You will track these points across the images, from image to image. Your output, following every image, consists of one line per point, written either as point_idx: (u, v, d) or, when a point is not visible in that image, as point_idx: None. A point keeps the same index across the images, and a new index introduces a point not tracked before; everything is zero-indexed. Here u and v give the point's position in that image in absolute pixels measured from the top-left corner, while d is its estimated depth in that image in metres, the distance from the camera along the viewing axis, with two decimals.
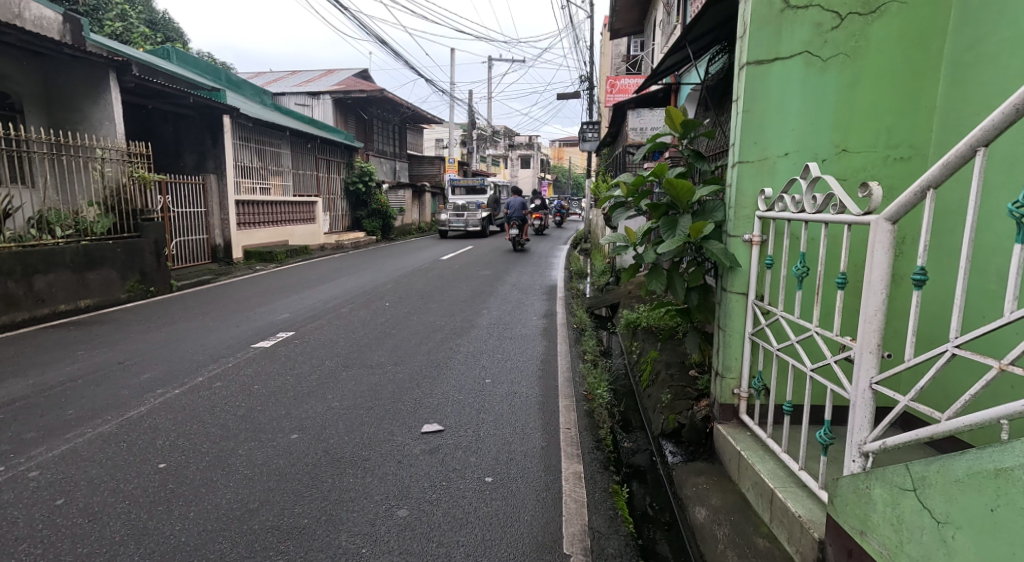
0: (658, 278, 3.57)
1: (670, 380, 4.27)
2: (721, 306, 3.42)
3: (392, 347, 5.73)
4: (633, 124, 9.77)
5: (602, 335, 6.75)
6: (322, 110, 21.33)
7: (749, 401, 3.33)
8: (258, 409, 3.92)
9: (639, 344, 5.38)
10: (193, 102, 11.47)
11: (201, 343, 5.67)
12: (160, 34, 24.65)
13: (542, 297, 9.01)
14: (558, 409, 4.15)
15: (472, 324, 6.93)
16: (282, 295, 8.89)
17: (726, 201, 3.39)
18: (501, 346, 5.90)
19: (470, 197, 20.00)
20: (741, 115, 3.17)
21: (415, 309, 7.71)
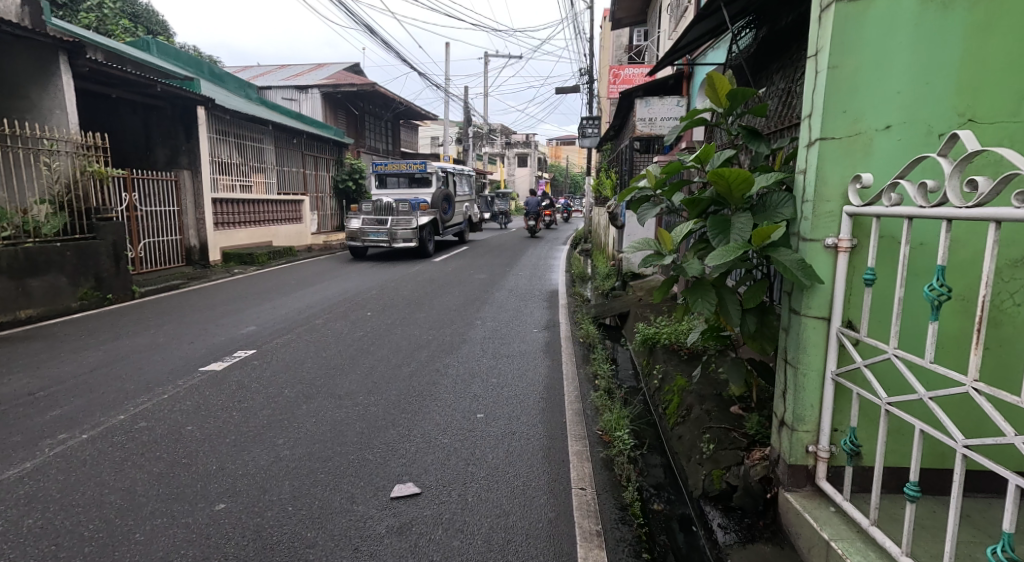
0: (704, 297, 2.66)
1: (707, 420, 3.46)
2: (788, 334, 2.57)
3: (369, 370, 4.87)
4: (641, 114, 8.94)
5: (613, 351, 5.90)
6: (310, 106, 20.45)
7: (830, 463, 2.48)
8: (181, 463, 3.04)
9: (661, 366, 4.58)
10: (161, 92, 10.56)
11: (142, 365, 4.78)
12: (142, 28, 23.78)
13: (543, 307, 8.03)
14: (568, 461, 3.29)
15: (463, 339, 6.04)
16: (256, 302, 8.02)
17: (797, 194, 2.53)
18: (498, 368, 5.03)
19: (406, 191, 14.64)
20: (827, 73, 2.31)
21: (400, 320, 6.84)
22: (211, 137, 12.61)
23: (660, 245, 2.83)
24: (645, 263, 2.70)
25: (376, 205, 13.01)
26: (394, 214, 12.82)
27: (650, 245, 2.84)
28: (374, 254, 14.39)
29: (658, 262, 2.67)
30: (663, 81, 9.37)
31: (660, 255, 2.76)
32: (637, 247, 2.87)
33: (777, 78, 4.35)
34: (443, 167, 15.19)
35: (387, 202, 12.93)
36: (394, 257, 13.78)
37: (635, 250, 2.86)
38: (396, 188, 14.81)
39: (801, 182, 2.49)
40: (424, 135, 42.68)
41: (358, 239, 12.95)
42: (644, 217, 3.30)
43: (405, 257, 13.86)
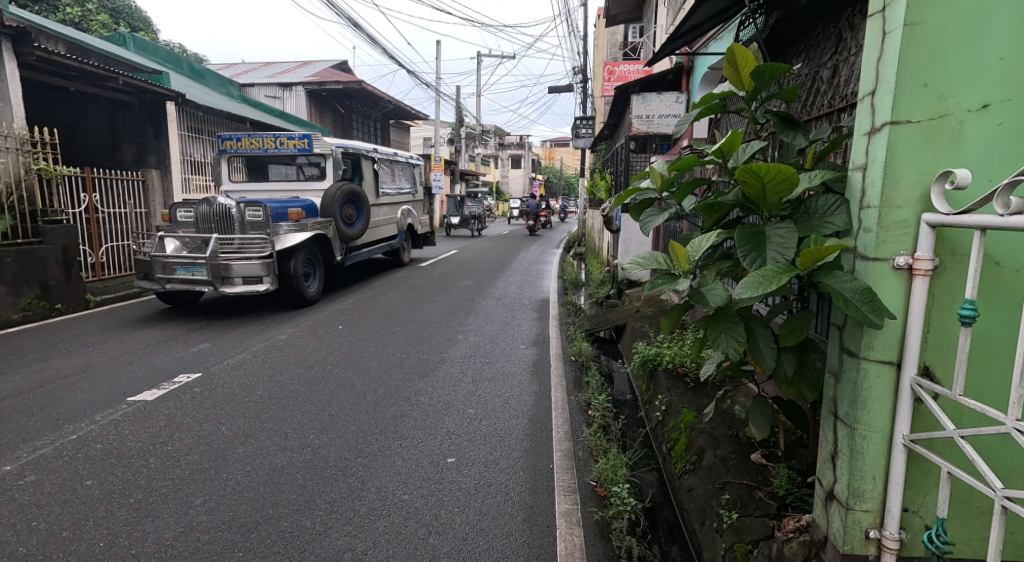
0: (730, 332, 2.02)
1: (723, 470, 2.86)
2: (839, 382, 1.95)
3: (328, 399, 4.25)
4: (638, 111, 8.37)
5: (608, 371, 5.32)
6: (295, 104, 19.79)
7: (898, 555, 1.86)
8: (63, 536, 2.41)
9: (664, 395, 4.03)
10: (123, 85, 9.84)
11: (62, 392, 4.13)
12: (122, 23, 22.97)
13: (533, 320, 7.36)
14: (555, 527, 2.67)
15: (441, 359, 5.41)
16: (220, 310, 7.37)
17: (850, 197, 1.92)
18: (479, 396, 4.41)
19: (286, 188, 8.60)
20: (902, 33, 1.69)
21: (374, 336, 6.20)
22: (183, 136, 11.88)
23: (672, 263, 2.18)
24: (653, 288, 2.05)
25: (201, 214, 6.92)
26: (234, 230, 6.78)
27: (660, 263, 2.19)
28: (214, 299, 8.15)
29: (671, 286, 2.02)
30: (664, 76, 8.75)
31: (673, 276, 2.10)
32: (641, 264, 2.21)
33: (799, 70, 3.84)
34: (365, 147, 9.58)
35: (219, 207, 6.85)
36: (250, 305, 7.71)
37: (638, 269, 2.21)
38: (273, 179, 8.75)
39: (858, 181, 1.88)
40: (416, 136, 42.06)
41: (157, 276, 6.81)
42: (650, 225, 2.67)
43: (268, 303, 7.78)
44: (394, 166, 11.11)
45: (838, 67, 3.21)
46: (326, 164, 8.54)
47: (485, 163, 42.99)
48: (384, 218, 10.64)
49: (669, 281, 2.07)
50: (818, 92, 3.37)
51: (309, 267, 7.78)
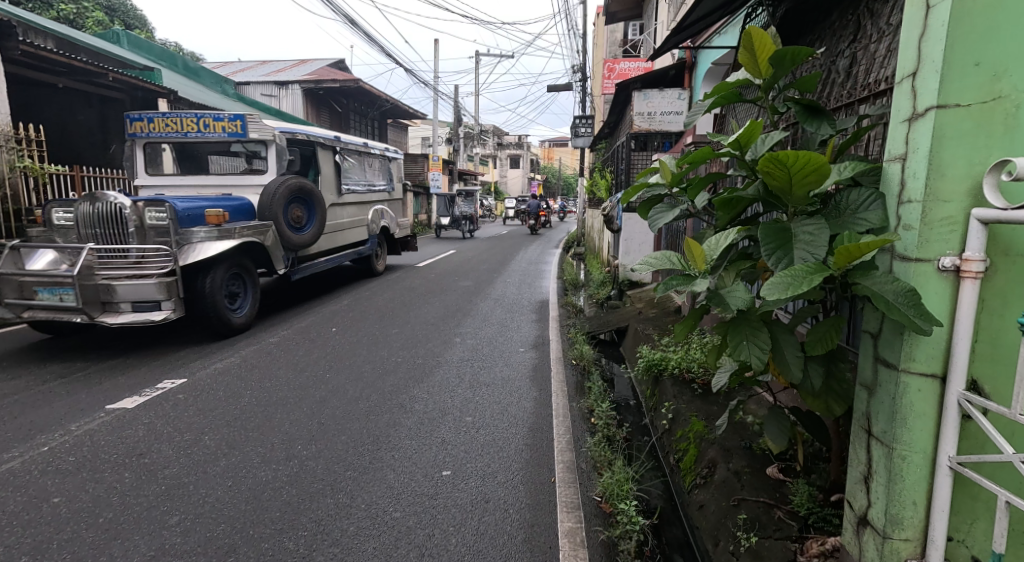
0: (753, 339, 1.81)
1: (737, 485, 2.67)
2: (874, 395, 1.75)
3: (318, 406, 4.06)
4: (640, 108, 8.20)
5: (611, 376, 5.13)
6: (291, 102, 19.58)
7: None
8: None
9: (671, 403, 3.84)
10: (114, 82, 9.64)
11: (38, 400, 3.94)
12: (118, 21, 22.73)
13: (532, 322, 7.16)
14: (558, 548, 2.49)
15: (437, 363, 5.21)
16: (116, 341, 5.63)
17: (887, 190, 1.73)
18: (476, 403, 4.22)
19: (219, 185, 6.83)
20: (951, 6, 1.51)
21: (369, 338, 6.01)
22: None
23: (686, 263, 1.98)
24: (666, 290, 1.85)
25: (87, 218, 5.20)
26: (130, 239, 5.14)
27: (673, 263, 1.99)
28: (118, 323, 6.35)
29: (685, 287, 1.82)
30: (664, 71, 8.63)
31: (688, 277, 1.90)
32: (652, 263, 2.01)
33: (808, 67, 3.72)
34: (322, 134, 7.84)
35: (110, 208, 5.14)
36: (160, 332, 5.97)
37: (648, 268, 2.00)
38: (211, 172, 6.94)
39: (897, 173, 1.68)
40: (415, 136, 41.86)
41: (14, 300, 4.98)
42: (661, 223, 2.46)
43: (183, 329, 5.99)
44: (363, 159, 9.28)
45: (847, 59, 3.09)
46: (267, 152, 6.84)
47: (484, 162, 42.79)
48: (349, 220, 8.81)
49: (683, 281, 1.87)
50: (834, 86, 3.18)
51: (235, 284, 6.02)
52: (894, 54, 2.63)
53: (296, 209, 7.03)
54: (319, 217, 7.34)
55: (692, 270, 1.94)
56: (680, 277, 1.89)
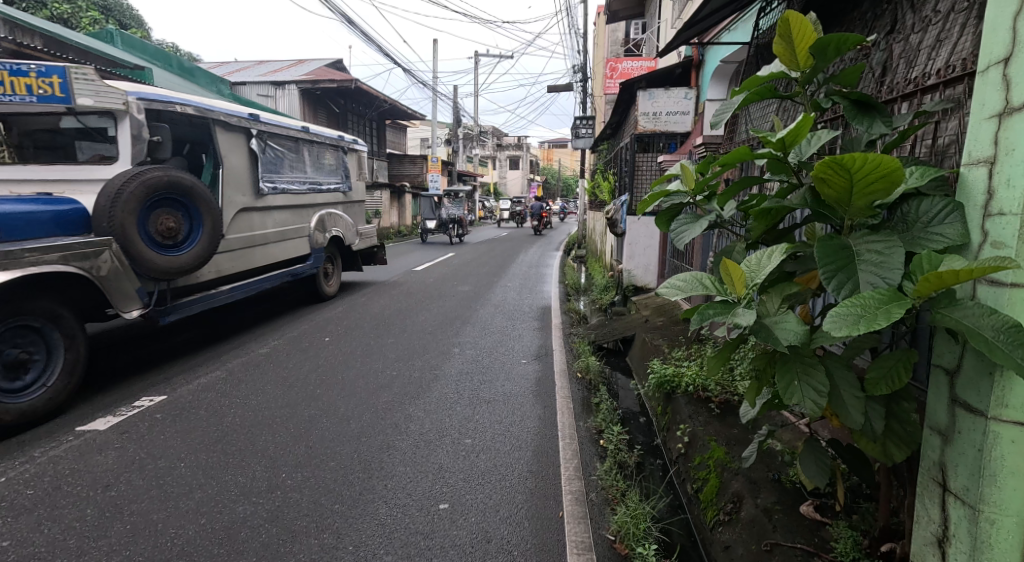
0: (810, 378, 1.53)
1: (768, 524, 2.39)
2: (950, 443, 1.47)
3: (306, 426, 3.79)
4: (645, 108, 7.94)
5: (618, 390, 4.87)
6: (288, 103, 19.29)
7: None
8: None
9: (686, 425, 3.57)
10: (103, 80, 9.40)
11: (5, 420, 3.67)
12: (112, 19, 22.43)
13: (535, 330, 6.87)
14: None
15: (435, 376, 4.94)
16: None
17: (967, 199, 1.44)
18: (475, 422, 3.95)
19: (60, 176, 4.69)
20: None
21: (363, 349, 5.73)
22: None
23: (722, 287, 1.70)
24: (700, 323, 1.56)
25: None
26: None
27: (707, 288, 1.71)
28: None
29: (725, 318, 1.54)
30: (670, 69, 8.41)
31: (727, 304, 1.61)
32: (681, 289, 1.73)
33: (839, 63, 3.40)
34: (224, 108, 5.78)
35: None
36: None
37: (677, 295, 1.72)
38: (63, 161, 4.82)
39: (982, 178, 1.40)
40: (414, 136, 41.56)
41: None
42: (684, 237, 2.19)
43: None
44: (302, 151, 7.30)
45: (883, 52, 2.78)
46: (119, 129, 4.78)
47: (483, 163, 42.52)
48: (278, 230, 6.78)
49: (721, 311, 1.58)
50: (866, 82, 2.89)
51: (26, 340, 3.79)
52: (942, 44, 2.34)
53: (172, 212, 4.88)
54: (209, 222, 5.18)
55: (730, 296, 1.65)
56: (718, 305, 1.61)
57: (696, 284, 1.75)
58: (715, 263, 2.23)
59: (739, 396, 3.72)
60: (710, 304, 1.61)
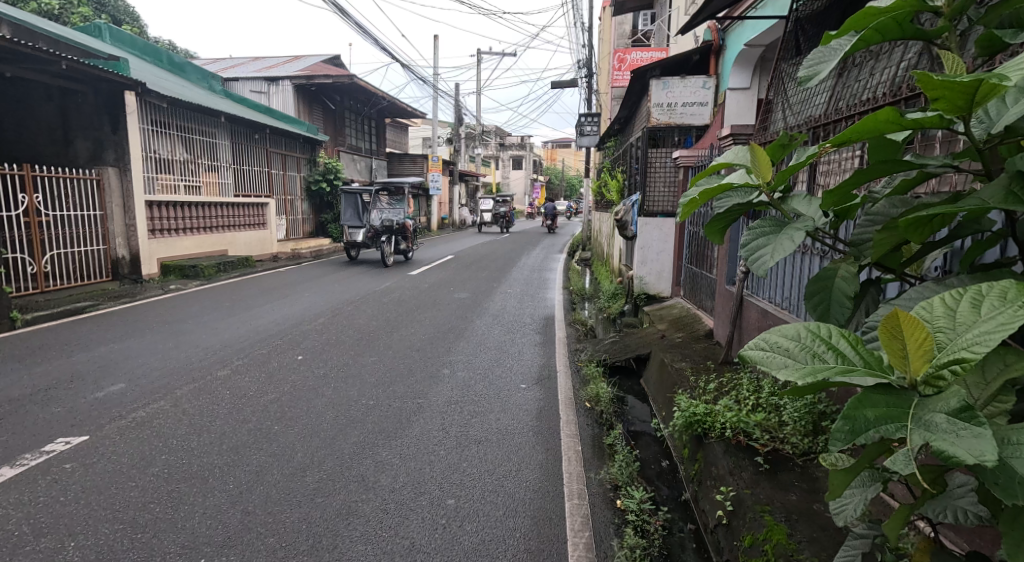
0: None
1: None
2: None
3: (250, 478, 3.06)
4: (658, 98, 7.33)
5: (632, 424, 4.13)
6: (282, 99, 18.57)
7: None
8: None
9: (729, 487, 2.77)
10: (70, 70, 8.71)
11: None
12: (104, 15, 21.80)
13: (536, 346, 6.08)
14: None
15: (418, 405, 4.22)
16: None
17: None
18: (460, 474, 3.20)
19: None
20: None
21: (340, 370, 4.99)
22: (146, 130, 10.85)
23: (876, 357, 0.92)
24: (858, 444, 0.79)
25: None
26: None
27: (847, 359, 0.93)
28: None
29: (915, 437, 0.76)
30: (687, 55, 7.61)
31: (900, 395, 0.84)
32: (795, 357, 0.96)
33: (899, 45, 2.80)
34: None
35: None
36: None
37: (789, 368, 0.95)
38: None
39: None
40: (416, 135, 40.87)
41: None
42: (770, 251, 1.40)
43: None
44: None
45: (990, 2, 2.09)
46: None
47: (485, 162, 41.83)
48: None
49: (892, 412, 0.81)
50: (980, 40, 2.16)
51: None
52: None
53: None
54: None
55: (896, 375, 0.88)
56: (882, 399, 0.83)
57: (820, 343, 0.98)
58: (808, 290, 1.48)
59: (788, 446, 2.94)
60: (869, 400, 0.83)
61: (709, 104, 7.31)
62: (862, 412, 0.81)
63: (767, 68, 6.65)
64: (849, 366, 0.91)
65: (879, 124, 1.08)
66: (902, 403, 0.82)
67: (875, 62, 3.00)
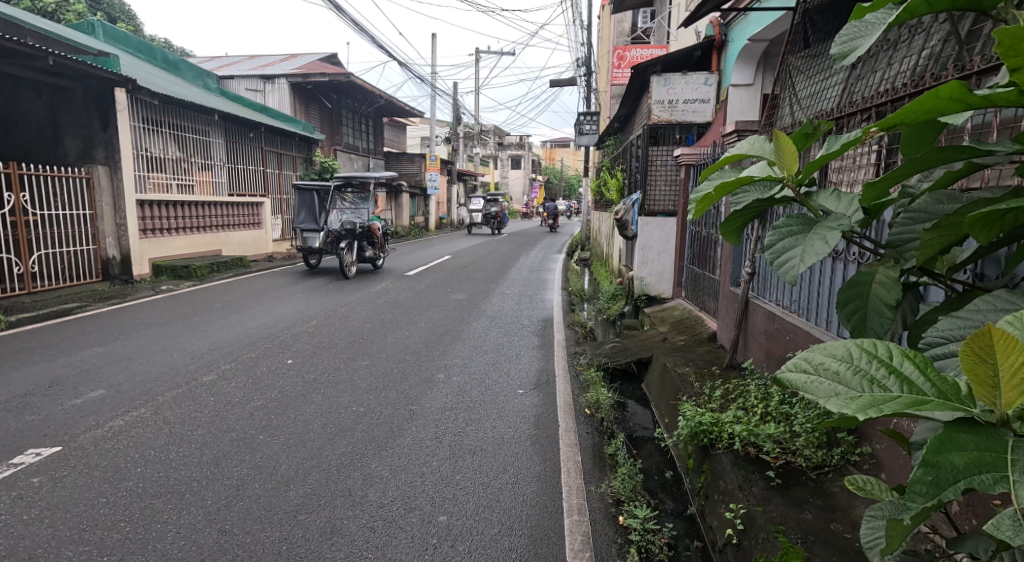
0: None
1: None
2: None
3: (230, 493, 2.89)
4: (659, 95, 7.13)
5: (634, 432, 3.97)
6: (278, 97, 18.35)
7: None
8: None
9: (740, 504, 2.59)
10: (56, 66, 8.49)
11: None
12: (99, 13, 21.56)
13: (535, 350, 5.90)
14: None
15: (411, 412, 4.05)
16: None
17: None
18: (453, 487, 3.03)
19: None
20: None
21: (331, 375, 4.81)
22: (137, 128, 10.66)
23: (949, 384, 0.84)
24: (948, 498, 0.72)
25: None
26: None
27: (913, 386, 0.84)
28: None
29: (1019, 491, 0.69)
30: (689, 50, 7.43)
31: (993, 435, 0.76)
32: (847, 384, 0.86)
33: (919, 32, 2.62)
34: None
35: None
36: None
37: (843, 396, 0.85)
38: None
39: None
40: (413, 135, 40.70)
41: None
42: (801, 254, 1.22)
43: None
44: None
45: None
46: None
47: (483, 162, 41.61)
48: None
49: (985, 458, 0.74)
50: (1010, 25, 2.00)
51: None
52: None
53: None
54: None
55: (979, 408, 0.80)
56: (968, 440, 0.76)
57: (874, 364, 0.89)
58: (840, 297, 1.35)
59: (800, 458, 2.75)
60: (953, 442, 0.76)
61: (711, 100, 7.13)
62: (948, 458, 0.74)
63: (771, 64, 6.47)
64: (920, 396, 0.81)
65: (939, 103, 0.95)
66: (992, 446, 0.75)
67: (892, 52, 2.81)
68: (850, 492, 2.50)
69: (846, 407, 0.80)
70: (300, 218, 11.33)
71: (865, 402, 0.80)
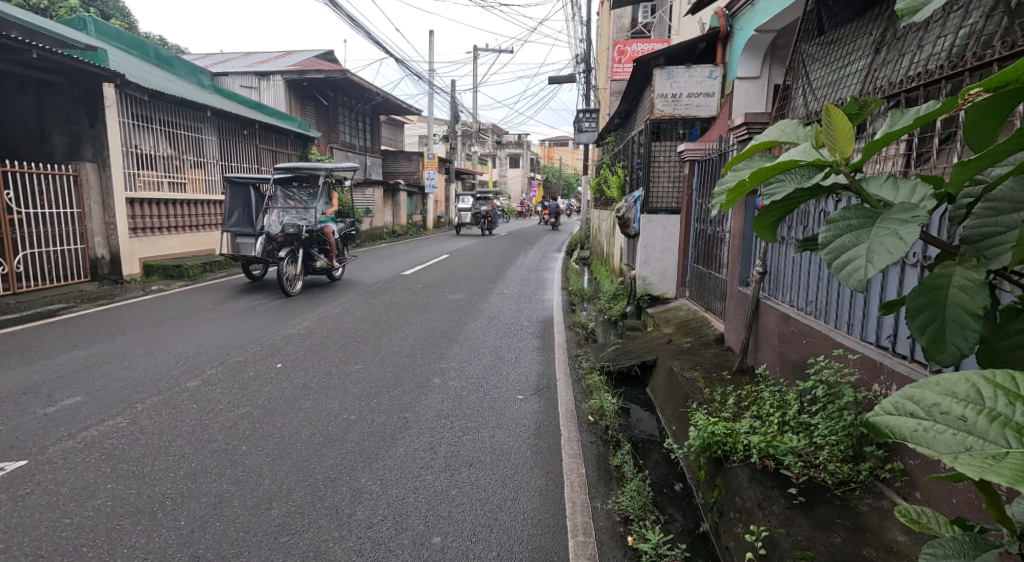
0: None
1: None
2: None
3: (206, 512, 2.66)
4: (662, 90, 6.94)
5: (640, 440, 3.76)
6: (273, 94, 18.08)
7: None
8: None
9: (763, 525, 2.37)
10: (41, 60, 8.23)
11: None
12: (92, 9, 21.24)
13: (535, 352, 5.68)
14: None
15: (405, 420, 3.83)
16: None
17: None
18: (449, 504, 2.80)
19: None
20: None
21: (322, 380, 4.59)
22: (126, 124, 10.39)
23: None
24: None
25: None
26: None
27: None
28: None
29: None
30: (693, 43, 7.23)
31: None
32: (980, 438, 0.78)
33: (956, 11, 2.40)
34: None
35: None
36: None
37: (972, 454, 0.76)
38: None
39: None
40: (411, 134, 40.43)
41: None
42: (868, 256, 1.01)
43: None
44: None
45: None
46: None
47: (481, 160, 41.36)
48: None
49: None
50: None
51: None
52: None
53: None
54: None
55: None
56: None
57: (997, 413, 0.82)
58: (912, 302, 1.13)
59: (824, 474, 2.54)
60: None
61: (716, 94, 6.93)
62: None
63: (779, 56, 6.27)
64: None
65: None
66: None
67: (924, 33, 2.60)
68: (883, 512, 2.29)
69: (992, 472, 0.71)
70: (233, 218, 9.75)
71: (1011, 465, 0.71)
